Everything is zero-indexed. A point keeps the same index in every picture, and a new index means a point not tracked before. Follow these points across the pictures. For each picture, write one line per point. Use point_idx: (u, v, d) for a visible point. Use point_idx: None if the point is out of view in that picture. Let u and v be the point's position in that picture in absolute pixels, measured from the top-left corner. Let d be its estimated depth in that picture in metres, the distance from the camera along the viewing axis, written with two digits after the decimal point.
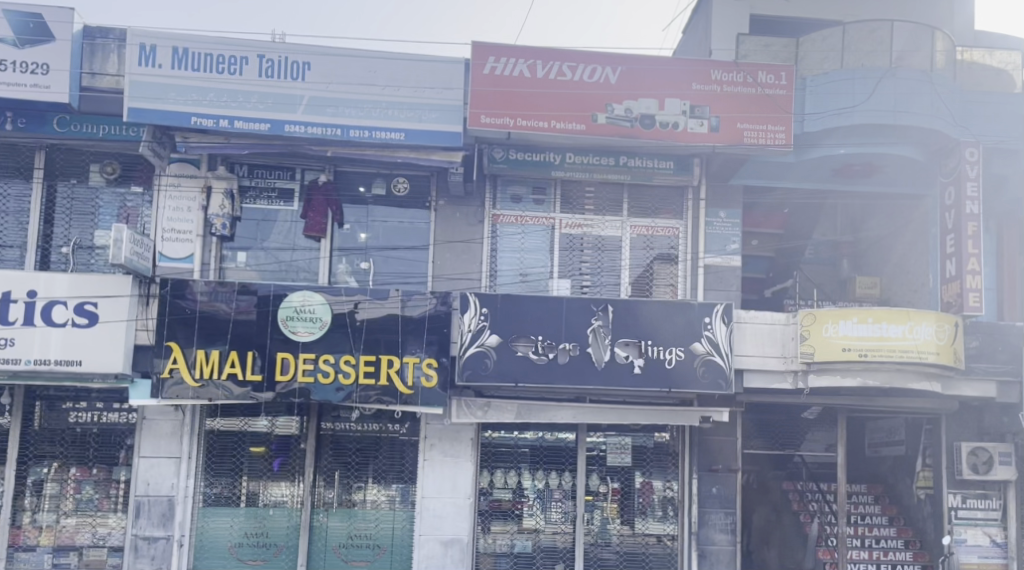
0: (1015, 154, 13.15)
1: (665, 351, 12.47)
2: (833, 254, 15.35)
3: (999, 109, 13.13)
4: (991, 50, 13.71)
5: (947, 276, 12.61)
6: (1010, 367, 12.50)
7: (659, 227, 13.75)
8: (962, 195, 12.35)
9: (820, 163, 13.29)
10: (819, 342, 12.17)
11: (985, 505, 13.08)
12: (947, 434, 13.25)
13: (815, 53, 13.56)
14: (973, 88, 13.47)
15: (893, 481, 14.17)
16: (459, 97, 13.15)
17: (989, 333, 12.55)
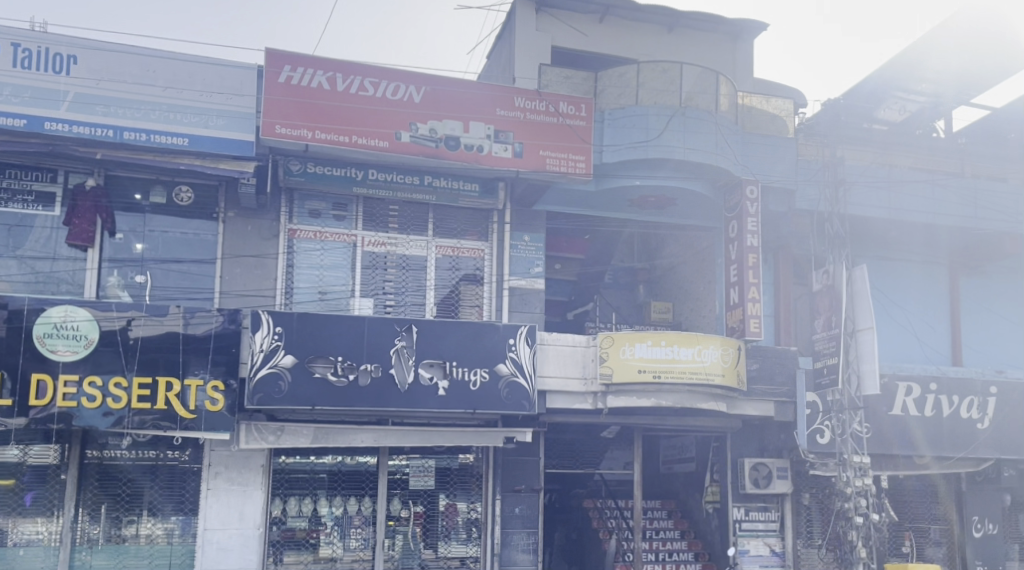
0: (788, 193, 14.66)
1: (468, 372, 12.49)
2: (630, 280, 16.50)
3: (774, 150, 14.71)
4: (768, 97, 15.13)
5: (730, 303, 13.87)
6: (785, 389, 14.04)
7: (465, 248, 13.77)
8: (744, 229, 13.65)
9: (616, 193, 14.00)
10: (617, 364, 12.88)
11: (764, 517, 14.54)
12: (732, 451, 14.64)
13: (611, 88, 14.20)
14: (751, 129, 14.85)
15: (683, 496, 15.51)
16: (251, 103, 12.60)
17: (767, 356, 13.99)
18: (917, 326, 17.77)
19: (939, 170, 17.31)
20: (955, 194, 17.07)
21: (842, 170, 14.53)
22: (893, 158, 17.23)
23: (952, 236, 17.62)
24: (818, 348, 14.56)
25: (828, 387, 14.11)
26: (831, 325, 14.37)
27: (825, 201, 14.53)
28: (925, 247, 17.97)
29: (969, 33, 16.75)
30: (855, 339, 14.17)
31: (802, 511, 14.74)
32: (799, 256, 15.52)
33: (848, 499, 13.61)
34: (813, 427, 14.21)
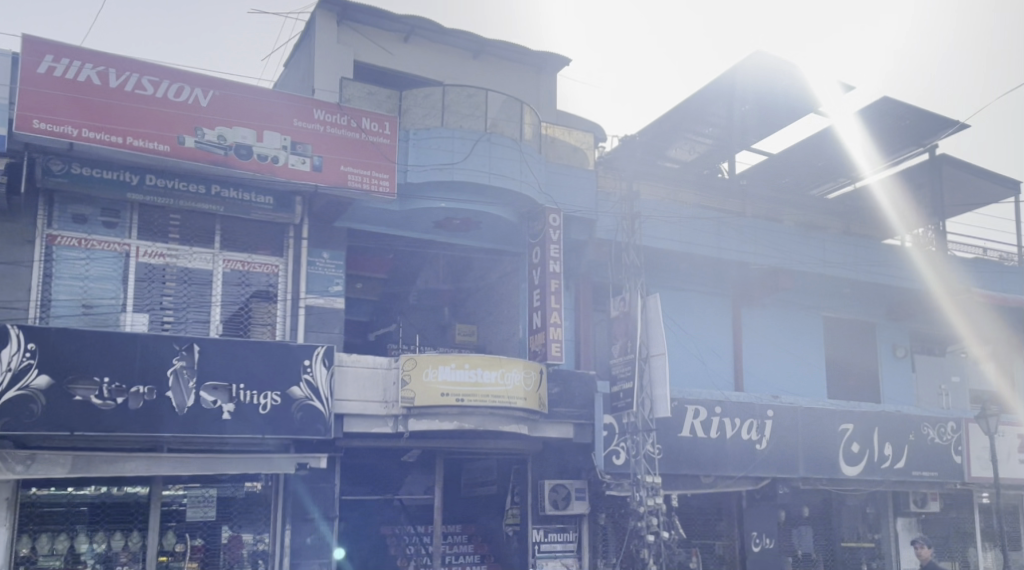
0: (588, 223, 15.20)
1: (258, 395, 11.83)
2: (435, 301, 16.18)
3: (575, 182, 15.21)
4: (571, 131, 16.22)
5: (534, 327, 14.15)
6: (583, 412, 14.40)
7: (256, 263, 13.06)
8: (546, 255, 13.88)
9: (421, 213, 13.93)
10: (419, 387, 12.68)
11: (562, 539, 15.21)
12: (535, 469, 15.22)
13: (416, 107, 14.03)
14: (555, 158, 15.61)
15: (484, 519, 15.32)
16: (5, 94, 11.44)
17: (567, 381, 14.25)
18: (704, 351, 19.64)
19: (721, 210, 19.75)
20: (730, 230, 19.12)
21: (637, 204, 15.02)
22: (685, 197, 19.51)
23: (733, 267, 19.69)
24: (614, 372, 14.91)
25: (624, 410, 14.49)
26: (627, 350, 14.70)
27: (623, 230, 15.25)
28: (712, 278, 19.86)
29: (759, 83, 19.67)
30: (648, 364, 14.53)
31: (598, 530, 15.50)
32: (597, 283, 16.12)
33: (641, 517, 13.97)
34: (610, 448, 14.50)
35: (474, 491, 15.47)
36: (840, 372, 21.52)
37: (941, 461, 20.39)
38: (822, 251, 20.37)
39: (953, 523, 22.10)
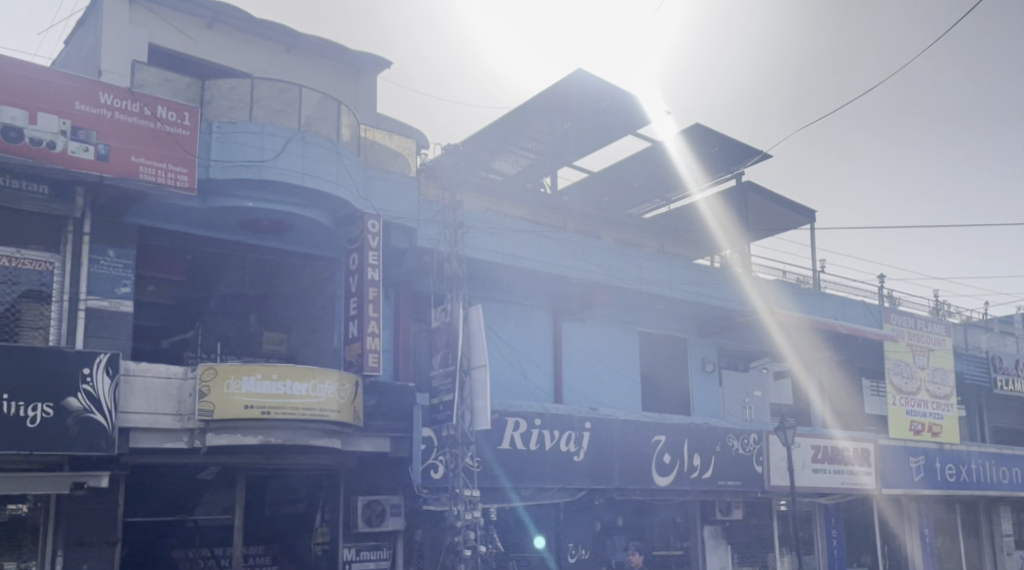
0: (408, 231, 17.96)
1: (25, 409, 12.68)
2: (242, 308, 16.91)
3: (398, 188, 17.94)
4: (391, 136, 18.25)
5: (349, 336, 16.29)
6: (402, 423, 17.51)
7: (25, 259, 13.55)
8: (365, 262, 15.85)
9: (228, 212, 15.18)
10: (219, 398, 14.36)
11: (376, 555, 17.57)
12: (345, 492, 17.48)
13: (222, 100, 15.19)
14: (375, 163, 17.89)
15: (286, 538, 17.20)
16: None
17: (382, 392, 17.32)
18: (510, 353, 23.60)
19: (544, 223, 23.60)
20: (560, 244, 23.35)
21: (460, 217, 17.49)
22: (508, 208, 23.15)
23: (563, 284, 24.19)
24: (436, 384, 17.87)
25: (444, 423, 17.52)
26: (449, 362, 17.68)
27: (449, 241, 17.84)
28: (515, 292, 23.92)
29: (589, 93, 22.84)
30: (470, 374, 17.65)
31: (414, 546, 18.21)
32: (418, 296, 19.13)
33: (459, 533, 16.75)
34: (429, 462, 17.51)
35: (280, 508, 17.26)
36: (642, 380, 26.88)
37: (723, 465, 25.52)
38: (613, 266, 24.57)
39: (738, 533, 27.50)
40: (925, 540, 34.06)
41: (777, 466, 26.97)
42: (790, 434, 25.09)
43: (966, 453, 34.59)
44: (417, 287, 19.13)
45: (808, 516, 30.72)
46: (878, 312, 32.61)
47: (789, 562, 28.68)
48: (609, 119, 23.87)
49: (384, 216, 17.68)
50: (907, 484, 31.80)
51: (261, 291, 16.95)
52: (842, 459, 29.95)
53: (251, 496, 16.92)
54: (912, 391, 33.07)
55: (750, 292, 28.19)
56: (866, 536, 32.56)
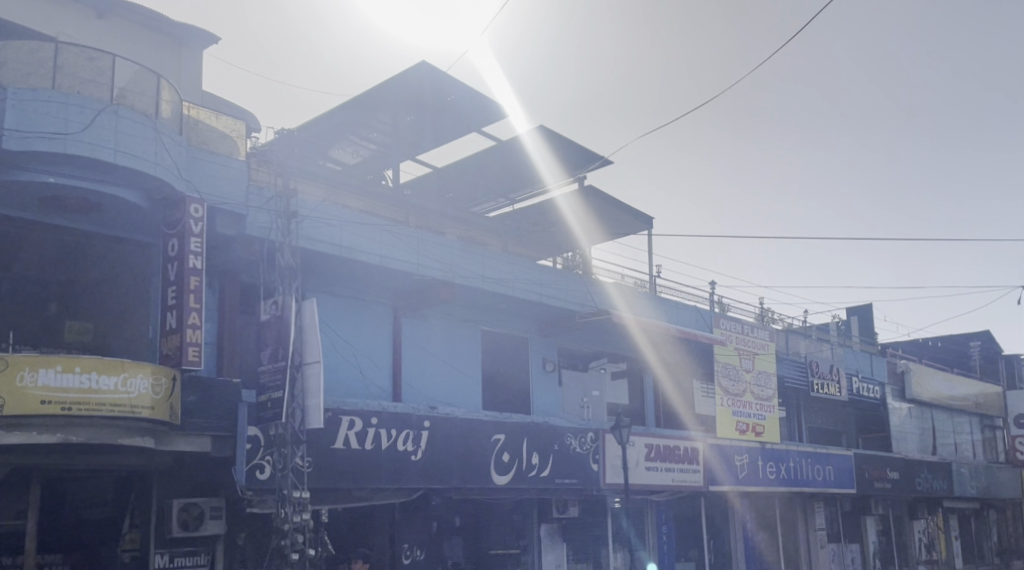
0: (235, 217, 17.10)
1: None
2: (45, 292, 15.66)
3: (224, 172, 17.07)
4: (218, 116, 17.56)
5: (169, 328, 15.35)
6: (224, 422, 16.61)
7: None
8: (186, 250, 15.16)
9: (28, 187, 14.46)
10: (15, 391, 13.89)
11: (194, 560, 16.63)
12: (160, 492, 16.68)
13: (23, 66, 14.62)
14: (199, 144, 17.13)
15: (89, 541, 16.17)
16: None
17: (205, 390, 16.44)
18: (347, 350, 22.78)
19: (386, 217, 22.81)
20: (402, 239, 22.76)
21: (293, 202, 16.97)
22: (349, 199, 22.23)
23: (403, 280, 23.59)
24: (263, 380, 17.05)
25: (270, 421, 16.71)
26: (277, 357, 16.93)
27: (279, 230, 17.11)
28: (355, 287, 23.14)
29: (436, 84, 22.30)
30: (301, 371, 16.96)
31: (237, 550, 17.37)
32: (247, 288, 18.17)
33: (286, 536, 16.04)
34: (255, 463, 16.71)
35: (80, 513, 16.16)
36: (481, 377, 26.53)
37: (561, 463, 25.52)
38: (454, 262, 24.17)
39: (572, 530, 27.67)
40: (746, 535, 35.35)
41: (612, 464, 27.27)
42: (626, 433, 25.64)
43: (785, 452, 36.11)
44: (245, 277, 18.13)
45: (640, 515, 31.07)
46: (709, 316, 33.69)
47: (620, 558, 29.06)
48: (454, 116, 23.51)
49: (208, 200, 16.74)
50: (732, 481, 32.84)
51: (65, 276, 15.86)
52: (674, 458, 30.59)
53: (49, 497, 15.85)
54: (739, 392, 34.37)
55: (586, 291, 28.62)
56: (693, 531, 33.38)
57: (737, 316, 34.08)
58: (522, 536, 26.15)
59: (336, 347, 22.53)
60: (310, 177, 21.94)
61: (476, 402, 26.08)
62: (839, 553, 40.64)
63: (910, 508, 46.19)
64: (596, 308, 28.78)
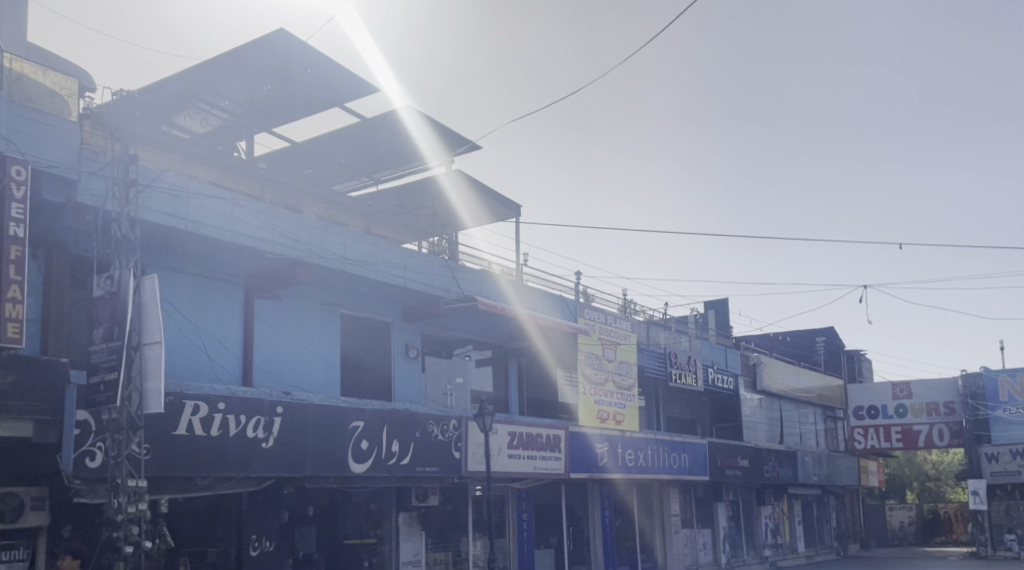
0: (65, 184, 15.71)
1: None
2: None
3: (54, 134, 15.64)
4: (45, 71, 16.27)
5: None
6: (49, 406, 15.26)
7: None
8: (7, 216, 13.79)
9: None
10: None
11: (10, 555, 15.64)
12: None
13: None
14: (24, 99, 15.80)
15: None
16: None
17: (28, 370, 15.11)
18: (193, 332, 21.49)
19: (238, 192, 21.57)
20: (256, 216, 21.58)
21: (132, 169, 15.69)
22: (196, 171, 21.03)
23: (257, 260, 22.41)
24: (95, 360, 15.75)
25: (102, 405, 15.41)
26: (112, 338, 15.63)
27: (115, 199, 15.79)
28: (204, 265, 21.86)
29: (292, 53, 21.27)
30: (139, 352, 15.69)
31: (61, 543, 16.23)
32: (77, 261, 16.92)
33: (118, 527, 14.84)
34: (85, 450, 15.41)
35: None
36: (340, 362, 25.60)
37: (421, 452, 24.85)
38: (313, 243, 23.13)
39: (432, 518, 27.09)
40: (604, 516, 35.77)
41: (474, 452, 26.86)
42: (488, 420, 25.27)
43: (644, 440, 36.48)
44: (75, 250, 16.84)
45: (501, 503, 30.85)
46: (573, 305, 33.56)
47: (480, 546, 28.71)
48: (313, 87, 22.58)
49: (35, 164, 15.33)
50: (591, 468, 32.96)
51: None
52: (536, 445, 30.41)
53: None
54: (600, 381, 34.59)
55: (451, 277, 28.00)
56: (553, 518, 33.35)
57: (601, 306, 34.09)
58: (379, 526, 25.43)
59: (179, 328, 21.23)
60: (154, 145, 20.58)
61: (334, 388, 25.17)
62: (692, 538, 41.53)
63: (758, 494, 47.75)
64: (461, 294, 28.21)
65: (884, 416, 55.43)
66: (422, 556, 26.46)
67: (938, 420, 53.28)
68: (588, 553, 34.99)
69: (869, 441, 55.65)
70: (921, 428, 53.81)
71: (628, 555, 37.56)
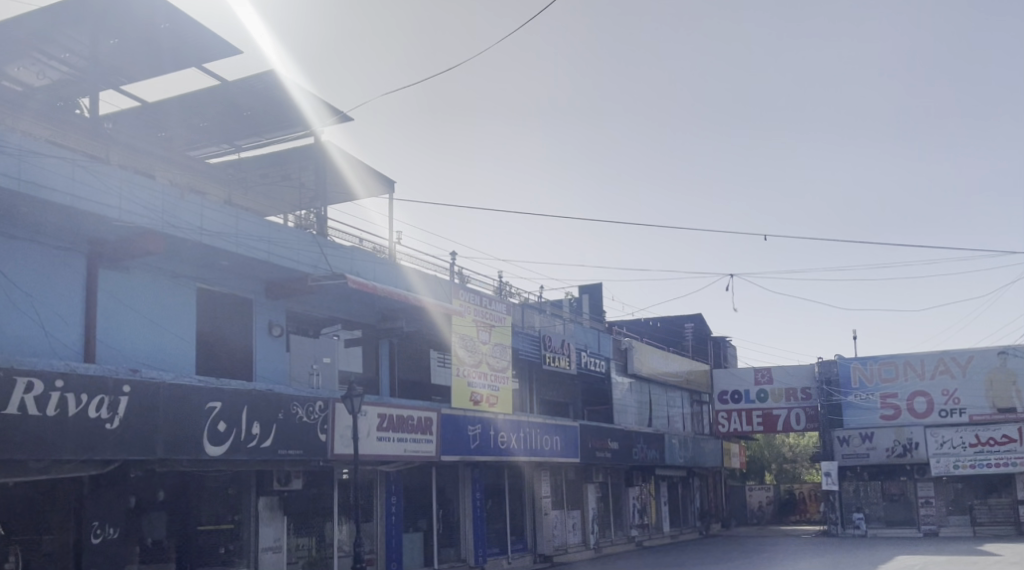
0: None
1: None
2: None
3: None
4: None
5: None
6: None
7: None
8: None
9: None
10: None
11: None
12: None
13: None
14: None
15: None
16: None
17: None
18: (29, 302, 19.83)
19: (83, 153, 19.95)
20: (103, 179, 20.01)
21: None
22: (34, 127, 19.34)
23: (104, 228, 20.81)
24: None
25: None
26: None
27: None
28: (44, 231, 20.15)
29: (145, 5, 19.76)
30: None
31: None
32: None
33: None
34: None
35: None
36: (196, 340, 24.14)
37: (285, 434, 23.67)
38: (169, 211, 21.65)
39: (295, 502, 25.94)
40: (477, 501, 34.94)
41: (341, 434, 25.83)
42: (357, 401, 24.21)
43: (517, 422, 36.18)
44: None
45: (368, 486, 29.92)
46: (449, 286, 32.72)
47: (345, 530, 27.76)
48: (170, 46, 21.12)
49: None
50: (463, 451, 32.41)
51: None
52: (406, 427, 29.59)
53: None
54: (475, 363, 33.89)
55: (319, 253, 26.82)
56: (423, 501, 32.59)
57: (476, 288, 33.37)
58: (237, 511, 24.13)
59: (14, 297, 19.53)
60: None
61: (189, 367, 23.72)
62: (562, 519, 41.51)
63: (627, 476, 48.18)
64: (330, 270, 27.04)
65: (746, 401, 56.84)
66: (284, 541, 25.22)
67: (795, 405, 55.07)
68: (457, 536, 34.38)
69: (732, 425, 57.03)
70: (780, 412, 55.55)
71: (498, 538, 37.15)
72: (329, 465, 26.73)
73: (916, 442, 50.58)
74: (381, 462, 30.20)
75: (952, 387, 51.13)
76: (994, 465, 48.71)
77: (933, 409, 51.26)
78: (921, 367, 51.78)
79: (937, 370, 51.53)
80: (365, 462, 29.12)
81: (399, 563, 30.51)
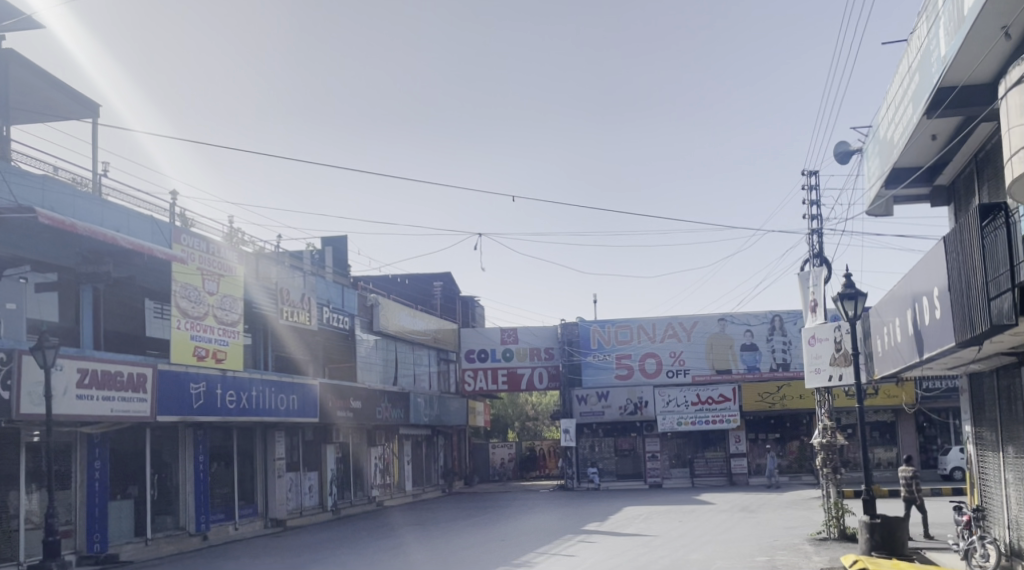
0: None
1: None
2: None
3: None
4: None
5: None
6: None
7: None
8: None
9: None
10: None
11: None
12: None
13: None
14: None
15: None
16: None
17: None
18: None
19: None
20: None
21: None
22: None
23: None
24: None
25: None
26: None
27: None
28: None
29: None
30: None
31: None
32: None
33: None
34: None
35: None
36: None
37: None
38: None
39: None
40: (200, 465, 31.69)
41: (30, 392, 21.70)
42: (50, 354, 20.37)
43: (248, 380, 32.92)
44: None
45: (64, 449, 25.86)
46: (168, 231, 28.98)
47: (35, 500, 23.39)
48: None
49: None
50: (183, 411, 28.79)
51: None
52: (114, 385, 25.81)
53: None
54: (198, 315, 30.32)
55: None
56: (133, 465, 28.76)
57: (201, 232, 29.80)
58: None
59: None
60: None
61: None
62: (296, 482, 38.67)
63: (367, 436, 46.04)
64: (13, 201, 22.78)
65: (492, 360, 55.88)
66: None
67: (539, 364, 54.96)
68: (176, 502, 30.69)
69: (478, 383, 56.00)
70: (524, 371, 55.07)
71: (225, 503, 33.73)
72: (15, 424, 22.52)
73: (646, 401, 52.02)
74: (83, 423, 26.32)
75: (679, 350, 53.20)
76: (711, 421, 50.86)
77: (661, 370, 53.20)
78: (652, 331, 53.53)
79: (666, 334, 53.46)
80: (60, 423, 25.09)
81: (106, 536, 26.56)
